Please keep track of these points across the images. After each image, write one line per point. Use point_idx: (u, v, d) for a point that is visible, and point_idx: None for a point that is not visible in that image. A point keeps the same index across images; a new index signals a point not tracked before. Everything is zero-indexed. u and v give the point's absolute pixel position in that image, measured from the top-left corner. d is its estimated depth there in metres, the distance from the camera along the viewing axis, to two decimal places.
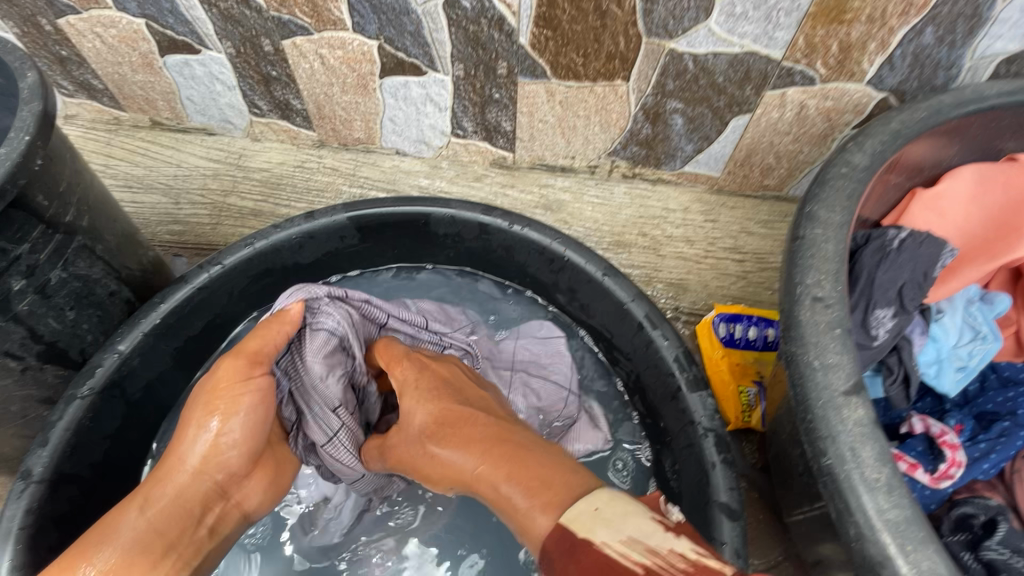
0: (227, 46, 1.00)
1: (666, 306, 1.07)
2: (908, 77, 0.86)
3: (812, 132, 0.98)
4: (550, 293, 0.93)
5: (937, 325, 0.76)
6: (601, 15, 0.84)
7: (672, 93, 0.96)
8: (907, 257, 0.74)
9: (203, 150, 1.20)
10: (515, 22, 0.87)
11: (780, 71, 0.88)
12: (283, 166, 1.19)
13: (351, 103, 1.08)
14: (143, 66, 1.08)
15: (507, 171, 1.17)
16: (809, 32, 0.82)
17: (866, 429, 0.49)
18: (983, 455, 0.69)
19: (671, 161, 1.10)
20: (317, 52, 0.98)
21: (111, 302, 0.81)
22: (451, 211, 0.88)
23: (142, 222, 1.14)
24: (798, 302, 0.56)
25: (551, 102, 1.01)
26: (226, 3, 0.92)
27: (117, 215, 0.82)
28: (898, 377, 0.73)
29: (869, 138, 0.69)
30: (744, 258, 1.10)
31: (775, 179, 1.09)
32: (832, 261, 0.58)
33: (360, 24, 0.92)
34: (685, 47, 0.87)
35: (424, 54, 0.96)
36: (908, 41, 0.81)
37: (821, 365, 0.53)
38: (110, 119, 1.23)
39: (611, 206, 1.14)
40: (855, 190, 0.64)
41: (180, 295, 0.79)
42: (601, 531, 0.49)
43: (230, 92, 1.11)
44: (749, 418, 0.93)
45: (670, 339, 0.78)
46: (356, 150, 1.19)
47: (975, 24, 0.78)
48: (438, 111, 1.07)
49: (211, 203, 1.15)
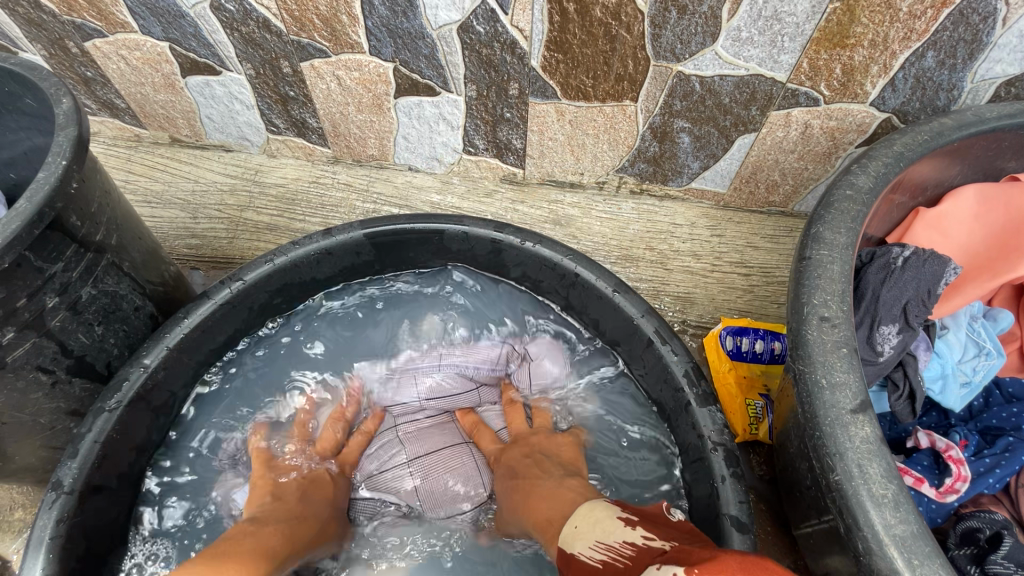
0: (247, 67, 1.04)
1: (674, 320, 1.09)
2: (911, 98, 0.89)
3: (816, 150, 1.00)
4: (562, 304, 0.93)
5: (941, 341, 0.78)
6: (610, 40, 0.87)
7: (679, 113, 0.98)
8: (911, 274, 0.76)
9: (221, 166, 1.24)
10: (527, 46, 0.90)
11: (784, 93, 0.91)
12: (298, 182, 1.22)
13: (365, 121, 1.11)
14: (165, 87, 1.11)
15: (517, 187, 1.20)
16: (813, 56, 0.84)
17: (873, 446, 0.51)
18: (989, 470, 0.71)
19: (678, 177, 1.13)
20: (334, 73, 1.02)
21: (136, 316, 0.84)
22: (464, 228, 0.90)
23: (161, 236, 1.16)
24: (805, 321, 0.58)
25: (560, 121, 1.04)
26: (248, 28, 0.95)
27: (142, 232, 0.85)
28: (904, 393, 0.75)
29: (872, 160, 0.71)
30: (750, 272, 1.12)
31: (781, 195, 1.12)
32: (837, 281, 0.60)
33: (377, 48, 0.95)
34: (692, 69, 0.90)
35: (438, 76, 0.99)
36: (910, 64, 0.84)
37: (828, 384, 0.54)
38: (130, 136, 1.26)
39: (619, 221, 1.17)
40: (859, 212, 0.66)
41: (203, 310, 0.82)
42: (578, 542, 0.59)
43: (249, 110, 1.14)
44: (757, 431, 0.95)
45: (680, 354, 0.80)
46: (370, 166, 1.22)
47: (975, 49, 0.80)
48: (451, 130, 1.10)
49: (228, 218, 1.18)
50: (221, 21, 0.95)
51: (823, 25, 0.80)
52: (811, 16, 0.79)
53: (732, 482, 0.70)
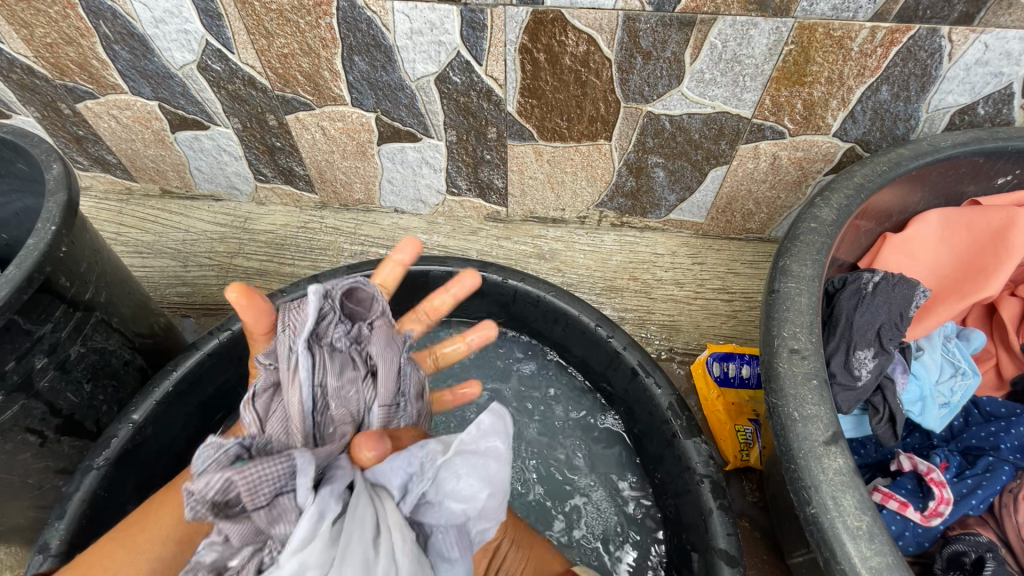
0: (234, 122, 1.07)
1: (661, 349, 1.11)
2: (871, 129, 0.92)
3: (786, 179, 1.04)
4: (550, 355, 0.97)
5: (918, 362, 0.79)
6: (581, 85, 0.91)
7: (652, 150, 1.02)
8: (882, 299, 0.78)
9: (211, 215, 1.26)
10: (502, 93, 0.94)
11: (751, 128, 0.95)
12: (287, 227, 1.24)
13: (351, 167, 1.14)
14: (155, 142, 1.15)
15: (501, 224, 1.22)
16: (774, 93, 0.88)
17: (846, 478, 0.52)
18: (971, 491, 0.71)
19: (656, 209, 1.16)
20: (319, 124, 1.05)
21: (125, 371, 0.85)
22: (448, 269, 0.92)
23: (153, 286, 1.18)
24: (776, 354, 0.60)
25: (539, 161, 1.07)
26: (235, 85, 0.99)
27: (132, 287, 0.87)
28: (884, 416, 0.75)
29: (834, 192, 0.74)
30: (732, 298, 1.14)
31: (757, 223, 1.15)
32: (805, 313, 0.62)
33: (358, 99, 0.99)
34: (661, 109, 0.94)
35: (418, 123, 1.02)
36: (867, 98, 0.88)
37: (801, 417, 0.56)
38: (122, 189, 1.29)
39: (602, 253, 1.19)
40: (825, 243, 0.69)
41: (191, 362, 0.83)
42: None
43: (237, 161, 1.17)
44: (747, 457, 0.95)
45: (663, 386, 0.81)
46: (357, 210, 1.25)
47: (926, 82, 0.84)
48: (434, 173, 1.13)
49: (218, 264, 1.20)
50: (208, 80, 0.99)
51: (781, 65, 0.84)
52: (769, 57, 0.83)
53: (719, 515, 0.70)
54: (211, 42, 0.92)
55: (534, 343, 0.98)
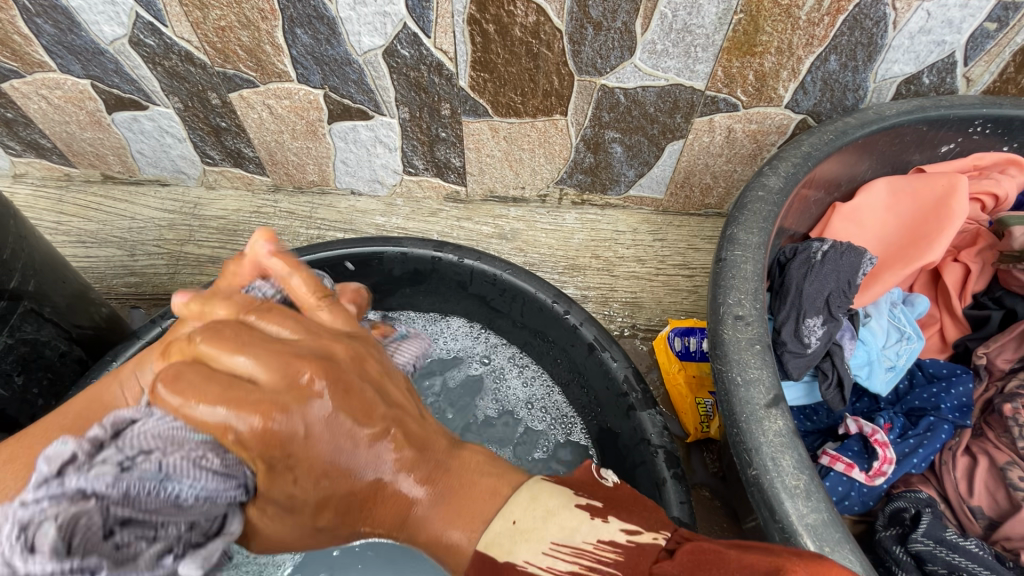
0: (174, 101, 1.02)
1: (623, 326, 1.11)
2: (821, 100, 0.93)
3: (742, 152, 1.04)
4: (511, 349, 0.99)
5: (865, 329, 0.80)
6: (533, 58, 0.89)
7: (608, 124, 1.01)
8: (831, 267, 0.79)
9: (158, 201, 1.21)
10: (453, 67, 0.92)
11: (705, 100, 0.94)
12: (239, 213, 1.20)
13: (302, 148, 1.10)
14: (91, 124, 1.08)
15: (461, 205, 1.20)
16: (726, 64, 0.88)
17: (785, 439, 0.53)
18: (912, 451, 0.74)
19: (616, 186, 1.15)
20: (264, 103, 1.01)
21: (62, 362, 0.81)
22: (403, 249, 0.90)
23: (98, 277, 1.13)
24: (721, 322, 0.60)
25: (495, 138, 1.05)
26: (171, 61, 0.94)
27: (67, 275, 0.83)
28: (833, 381, 0.77)
29: (782, 161, 0.75)
30: (693, 273, 1.15)
31: (715, 197, 1.15)
32: (750, 280, 0.62)
33: (304, 75, 0.95)
34: (615, 82, 0.93)
35: (369, 100, 0.99)
36: (816, 68, 0.88)
37: (743, 381, 0.56)
38: (60, 175, 1.22)
39: (564, 232, 1.18)
40: (770, 211, 0.69)
41: (132, 351, 0.80)
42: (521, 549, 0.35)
43: (181, 143, 1.12)
44: (708, 428, 0.97)
45: (619, 360, 0.81)
46: (312, 193, 1.21)
47: (873, 51, 0.85)
48: (389, 152, 1.10)
49: (167, 252, 1.15)
50: (142, 56, 0.94)
51: (731, 35, 0.83)
52: (718, 27, 0.82)
53: (673, 484, 0.71)
54: (142, 14, 0.87)
55: (492, 333, 0.99)
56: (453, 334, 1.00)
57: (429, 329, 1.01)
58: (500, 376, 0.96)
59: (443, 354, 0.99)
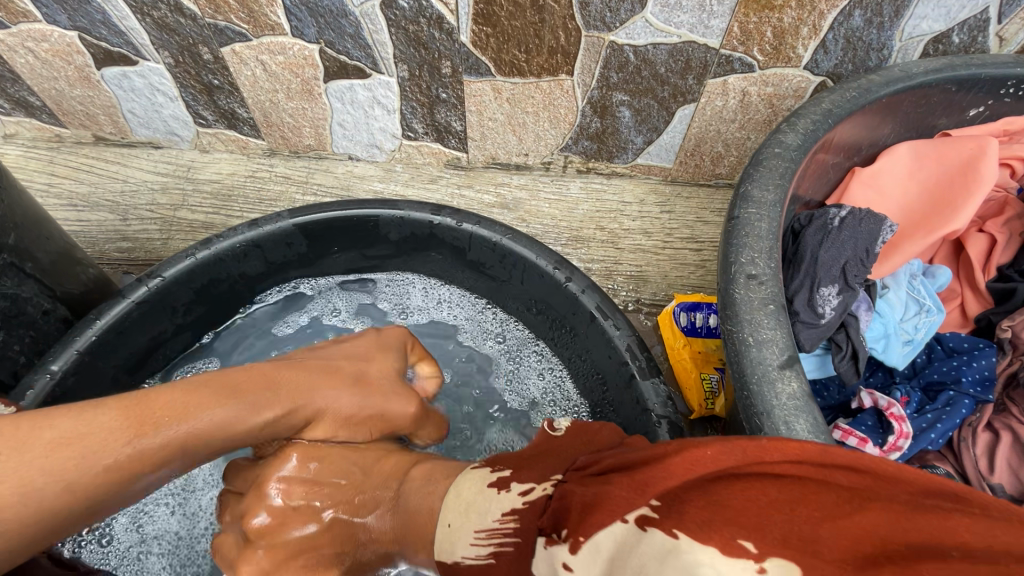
0: (164, 56, 0.98)
1: (627, 300, 1.07)
2: (843, 60, 0.88)
3: (756, 118, 0.99)
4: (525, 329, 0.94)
5: (883, 300, 0.76)
6: (539, 10, 0.84)
7: (617, 86, 0.96)
8: (848, 234, 0.75)
9: (151, 164, 1.18)
10: (454, 20, 0.87)
11: (719, 60, 0.89)
12: (234, 177, 1.16)
13: (298, 109, 1.06)
14: (80, 80, 1.05)
15: (462, 172, 1.16)
16: (743, 19, 0.83)
17: (799, 402, 0.49)
18: (930, 426, 0.70)
19: (623, 153, 1.11)
20: (257, 58, 0.97)
21: (46, 321, 0.79)
22: (399, 212, 0.87)
23: (89, 241, 1.10)
24: (733, 281, 0.57)
25: (498, 100, 1.01)
26: (160, 12, 0.90)
27: (52, 232, 0.80)
28: (847, 353, 0.73)
29: (801, 118, 0.70)
30: (701, 247, 1.11)
31: (727, 167, 1.10)
32: (765, 238, 0.59)
33: (299, 28, 0.91)
34: (624, 39, 0.88)
35: (366, 56, 0.95)
36: (839, 24, 0.83)
37: (755, 341, 0.53)
38: (51, 136, 1.19)
39: (568, 202, 1.14)
40: (788, 168, 0.65)
41: (117, 310, 0.77)
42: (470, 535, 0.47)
43: (173, 103, 1.08)
44: (713, 405, 0.93)
45: (622, 329, 0.78)
46: (309, 158, 1.18)
47: (900, 5, 0.80)
48: (387, 114, 1.06)
49: (161, 217, 1.12)
50: (130, 5, 0.90)
51: None
52: None
53: None
54: None
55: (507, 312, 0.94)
56: (466, 309, 0.96)
57: (435, 299, 0.97)
58: (514, 357, 0.92)
59: (456, 330, 0.95)
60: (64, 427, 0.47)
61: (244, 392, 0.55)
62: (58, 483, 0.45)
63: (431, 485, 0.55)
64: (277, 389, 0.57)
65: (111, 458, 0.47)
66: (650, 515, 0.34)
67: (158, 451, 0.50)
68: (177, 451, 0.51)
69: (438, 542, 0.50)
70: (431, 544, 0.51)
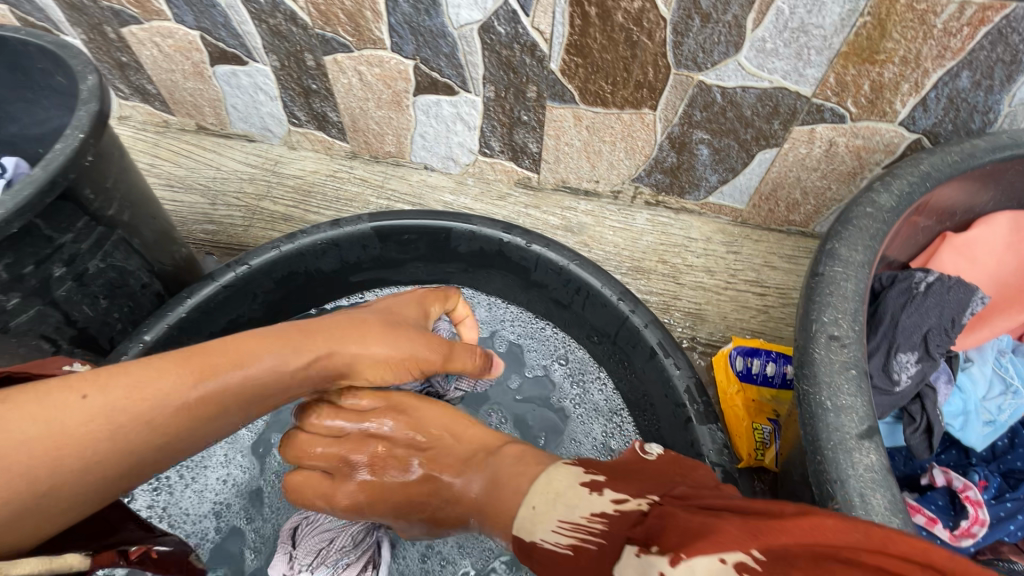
0: (272, 59, 1.06)
1: (683, 336, 1.06)
2: (943, 120, 0.85)
3: (841, 169, 0.97)
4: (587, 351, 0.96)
5: (965, 375, 0.73)
6: (631, 46, 0.86)
7: (699, 124, 0.96)
8: (935, 301, 0.71)
9: (242, 155, 1.26)
10: (547, 48, 0.90)
11: (809, 108, 0.88)
12: (315, 175, 1.23)
13: (385, 118, 1.12)
14: (194, 75, 1.14)
15: (531, 192, 1.19)
16: (840, 70, 0.81)
17: (877, 475, 0.48)
18: (1009, 516, 0.67)
19: (695, 190, 1.10)
20: (355, 69, 1.03)
21: (142, 293, 0.85)
22: (472, 227, 0.89)
23: (179, 220, 1.19)
24: (813, 340, 0.55)
25: (578, 127, 1.03)
26: (276, 20, 0.97)
27: (157, 213, 0.87)
28: (921, 426, 0.70)
29: (897, 178, 0.68)
30: (765, 292, 1.08)
31: (801, 214, 1.08)
32: (850, 300, 0.57)
33: (398, 44, 0.96)
34: (714, 80, 0.88)
35: (457, 75, 0.99)
36: (944, 84, 0.80)
37: (833, 406, 0.51)
38: (159, 122, 1.30)
39: (633, 232, 1.14)
40: (879, 230, 0.63)
41: (205, 292, 0.83)
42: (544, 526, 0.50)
43: (272, 102, 1.16)
44: (762, 457, 0.91)
45: (682, 369, 0.77)
46: (387, 163, 1.23)
47: (1014, 70, 0.77)
48: (467, 130, 1.10)
49: (245, 206, 1.20)
50: (250, 12, 0.97)
51: (852, 39, 0.77)
52: (839, 29, 0.76)
53: None
54: None
55: (567, 333, 0.96)
56: (529, 327, 0.99)
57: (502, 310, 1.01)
58: (577, 380, 0.95)
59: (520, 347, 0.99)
60: (136, 374, 0.53)
61: (292, 340, 0.59)
62: (134, 418, 0.52)
63: (522, 465, 0.58)
64: (316, 336, 0.61)
65: (179, 399, 0.54)
66: (751, 564, 0.33)
67: (204, 399, 0.55)
68: (230, 398, 0.56)
69: (522, 520, 0.52)
70: (512, 520, 0.53)
